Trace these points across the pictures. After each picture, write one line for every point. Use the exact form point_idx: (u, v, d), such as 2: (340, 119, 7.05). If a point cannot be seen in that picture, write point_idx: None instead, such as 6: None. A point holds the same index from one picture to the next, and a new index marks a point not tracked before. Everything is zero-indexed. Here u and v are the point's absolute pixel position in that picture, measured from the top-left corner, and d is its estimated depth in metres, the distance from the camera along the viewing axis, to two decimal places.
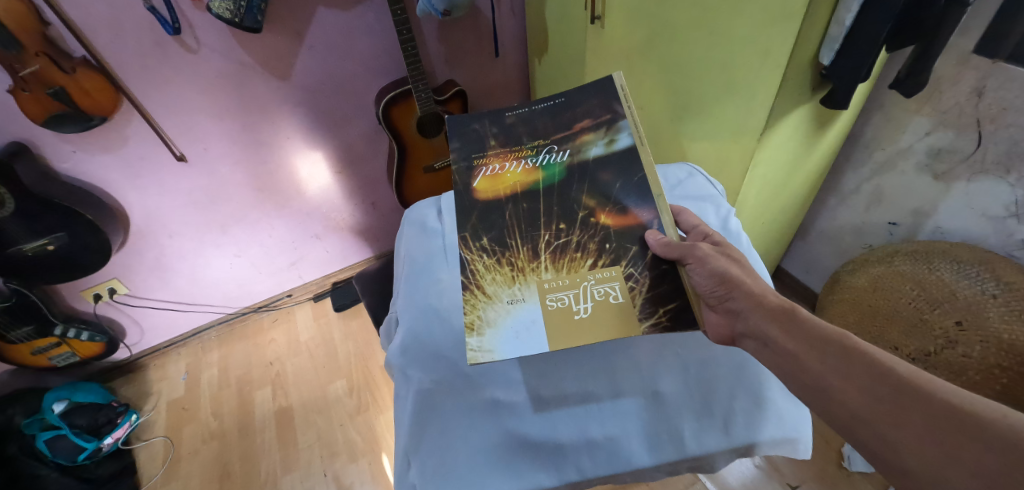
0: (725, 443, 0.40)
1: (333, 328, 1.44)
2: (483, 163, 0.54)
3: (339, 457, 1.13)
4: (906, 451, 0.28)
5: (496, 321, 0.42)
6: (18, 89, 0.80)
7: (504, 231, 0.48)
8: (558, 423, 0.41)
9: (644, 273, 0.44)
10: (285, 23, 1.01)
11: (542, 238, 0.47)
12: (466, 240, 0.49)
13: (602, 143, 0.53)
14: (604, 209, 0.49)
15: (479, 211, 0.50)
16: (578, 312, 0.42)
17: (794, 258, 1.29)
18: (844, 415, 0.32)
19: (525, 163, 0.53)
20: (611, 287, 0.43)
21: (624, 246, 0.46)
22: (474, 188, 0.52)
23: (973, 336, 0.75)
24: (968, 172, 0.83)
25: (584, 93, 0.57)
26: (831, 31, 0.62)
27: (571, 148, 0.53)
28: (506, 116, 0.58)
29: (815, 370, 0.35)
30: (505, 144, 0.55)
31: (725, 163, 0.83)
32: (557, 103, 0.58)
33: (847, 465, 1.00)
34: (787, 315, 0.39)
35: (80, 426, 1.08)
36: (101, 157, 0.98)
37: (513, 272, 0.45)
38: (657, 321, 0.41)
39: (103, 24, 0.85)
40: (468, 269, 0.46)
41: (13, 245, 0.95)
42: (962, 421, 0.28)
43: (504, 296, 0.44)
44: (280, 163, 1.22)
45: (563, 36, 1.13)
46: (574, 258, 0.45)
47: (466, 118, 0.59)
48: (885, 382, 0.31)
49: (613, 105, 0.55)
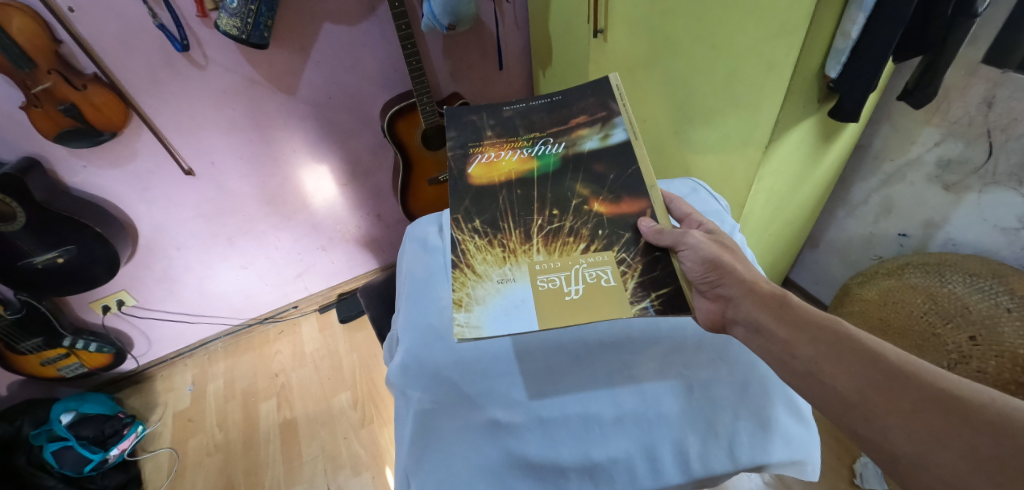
0: (731, 465, 0.39)
1: (338, 339, 1.45)
2: (479, 151, 0.54)
3: (343, 470, 1.13)
4: (895, 435, 0.28)
5: (485, 298, 0.42)
6: (31, 106, 0.82)
7: (498, 215, 0.48)
8: (560, 444, 0.40)
9: (637, 258, 0.44)
10: (292, 38, 1.02)
11: (536, 223, 0.47)
12: (459, 222, 0.48)
13: (597, 137, 0.52)
14: (598, 198, 0.48)
15: (472, 195, 0.50)
16: (568, 293, 0.42)
17: (802, 269, 1.27)
18: (835, 401, 0.32)
19: (521, 153, 0.53)
20: (602, 271, 0.43)
21: (617, 233, 0.46)
22: (469, 174, 0.52)
23: (987, 350, 0.74)
24: (980, 183, 0.82)
25: (581, 93, 0.57)
26: (836, 43, 0.62)
27: (566, 141, 0.53)
28: (504, 110, 0.58)
29: (805, 355, 0.34)
30: (501, 136, 0.55)
31: (729, 175, 0.82)
32: (554, 101, 0.57)
33: (859, 483, 0.97)
34: (779, 301, 0.39)
35: (86, 437, 1.09)
36: (111, 172, 1.00)
37: (505, 252, 0.45)
38: (648, 304, 0.41)
39: (114, 43, 0.87)
40: (458, 249, 0.46)
41: (24, 259, 0.97)
42: (950, 406, 0.27)
43: (494, 276, 0.44)
44: (288, 176, 1.23)
45: (566, 49, 1.14)
46: (568, 242, 0.45)
47: (462, 110, 0.59)
48: (876, 367, 0.31)
49: (608, 103, 0.55)
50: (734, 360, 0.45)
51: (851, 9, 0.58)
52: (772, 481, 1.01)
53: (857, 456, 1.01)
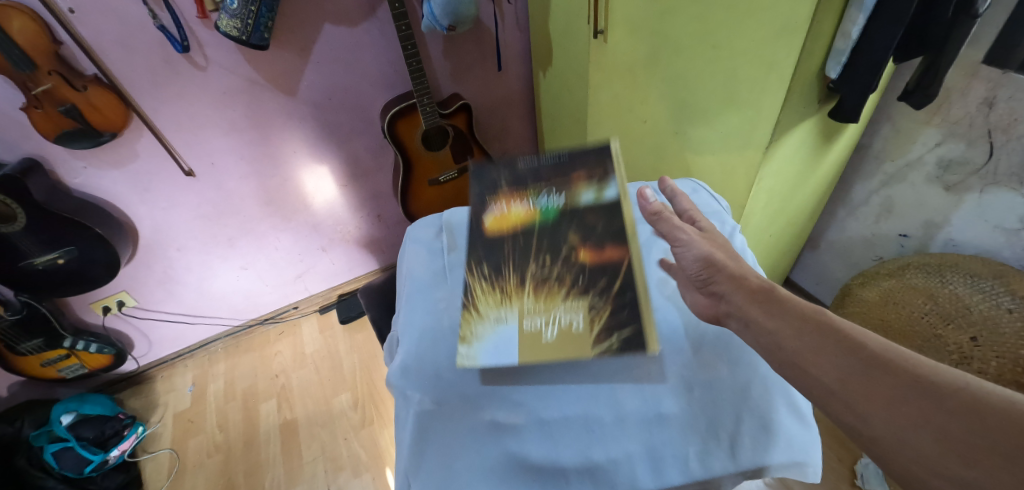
0: (732, 467, 0.39)
1: (338, 340, 1.44)
2: (494, 202, 0.59)
3: (344, 471, 1.12)
4: (874, 421, 0.27)
5: (482, 335, 0.46)
6: (32, 107, 0.82)
7: (501, 261, 0.53)
8: (560, 445, 0.40)
9: (606, 303, 0.46)
10: (293, 39, 1.02)
11: (530, 269, 0.51)
12: (471, 266, 0.53)
13: (593, 193, 0.57)
14: (585, 247, 0.52)
15: (484, 244, 0.55)
16: (545, 335, 0.45)
17: (803, 270, 1.27)
18: (816, 390, 0.31)
19: (528, 204, 0.58)
20: (575, 316, 0.45)
21: (594, 279, 0.48)
22: (484, 223, 0.57)
23: (988, 351, 0.73)
24: (981, 183, 0.81)
25: (585, 153, 0.62)
26: (836, 43, 0.62)
27: (566, 195, 0.58)
28: (519, 164, 0.64)
29: (790, 346, 0.34)
30: (514, 187, 0.60)
31: (730, 176, 0.82)
32: (563, 158, 0.63)
33: (861, 484, 0.97)
34: (767, 296, 0.38)
35: (87, 438, 1.09)
36: (111, 173, 1.00)
37: (502, 295, 0.49)
38: (609, 345, 0.42)
39: (115, 44, 0.87)
40: (467, 290, 0.51)
41: (24, 260, 0.97)
42: (926, 391, 0.27)
43: (490, 316, 0.48)
44: (288, 177, 1.23)
45: (566, 51, 1.14)
46: (552, 288, 0.49)
47: (486, 164, 0.65)
48: (857, 356, 0.30)
49: (607, 165, 0.60)
50: (735, 361, 0.44)
51: (851, 9, 0.58)
52: (773, 482, 1.01)
53: (859, 457, 1.01)
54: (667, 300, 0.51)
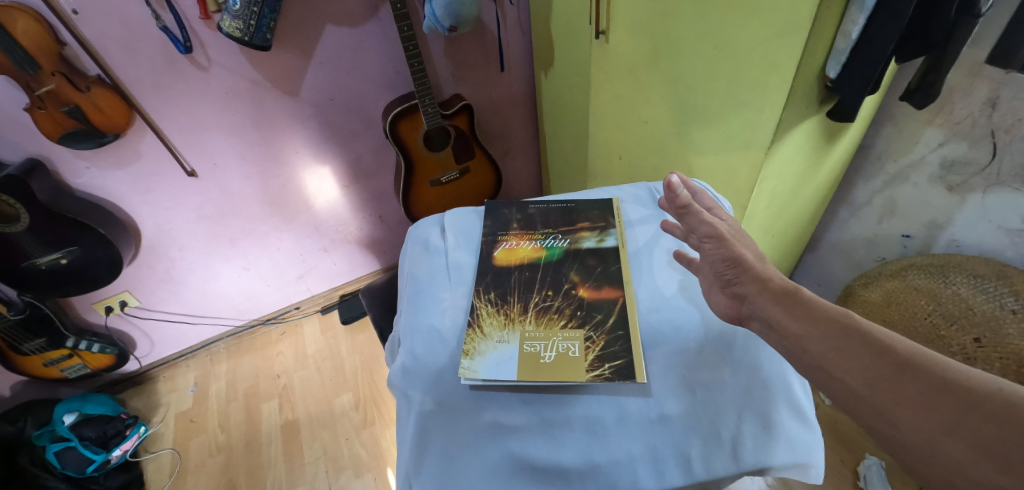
0: (734, 468, 0.39)
1: (340, 341, 1.45)
2: (505, 239, 0.62)
3: (345, 471, 1.13)
4: (903, 424, 0.27)
5: (486, 352, 0.47)
6: (35, 108, 0.82)
7: (507, 289, 0.55)
8: (561, 446, 0.40)
9: (601, 335, 0.48)
10: (294, 40, 1.02)
11: (533, 300, 0.53)
12: (478, 292, 0.55)
13: (595, 239, 0.61)
14: (584, 284, 0.54)
15: (493, 274, 0.57)
16: (544, 357, 0.46)
17: (804, 271, 1.27)
18: (845, 393, 0.31)
19: (535, 243, 0.61)
20: (571, 344, 0.48)
21: (591, 314, 0.51)
22: (494, 255, 0.59)
23: (991, 352, 0.74)
24: (983, 184, 0.82)
25: (589, 204, 0.67)
26: (837, 43, 0.62)
27: (570, 238, 0.61)
28: (529, 207, 0.68)
29: (815, 349, 0.34)
30: (523, 229, 0.64)
31: (732, 176, 0.81)
32: (570, 207, 0.67)
33: (864, 485, 0.97)
34: (791, 296, 0.38)
35: (89, 437, 1.09)
36: (114, 173, 1.00)
37: (506, 319, 0.51)
38: (601, 373, 0.44)
39: (117, 44, 0.87)
40: (473, 312, 0.52)
41: (26, 260, 0.97)
42: (958, 396, 0.27)
43: (494, 336, 0.49)
44: (291, 177, 1.23)
45: (568, 51, 1.14)
46: (552, 317, 0.51)
47: (496, 204, 0.68)
48: (886, 361, 0.30)
49: (608, 217, 0.64)
50: (737, 361, 0.44)
51: (851, 10, 0.58)
52: (774, 483, 1.01)
53: (861, 458, 1.00)
54: (671, 302, 0.51)
